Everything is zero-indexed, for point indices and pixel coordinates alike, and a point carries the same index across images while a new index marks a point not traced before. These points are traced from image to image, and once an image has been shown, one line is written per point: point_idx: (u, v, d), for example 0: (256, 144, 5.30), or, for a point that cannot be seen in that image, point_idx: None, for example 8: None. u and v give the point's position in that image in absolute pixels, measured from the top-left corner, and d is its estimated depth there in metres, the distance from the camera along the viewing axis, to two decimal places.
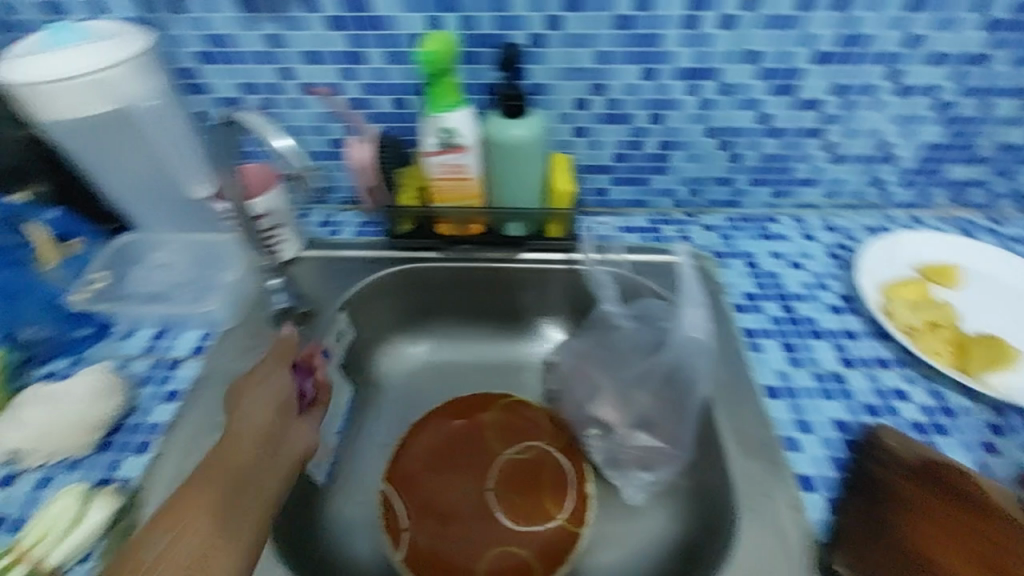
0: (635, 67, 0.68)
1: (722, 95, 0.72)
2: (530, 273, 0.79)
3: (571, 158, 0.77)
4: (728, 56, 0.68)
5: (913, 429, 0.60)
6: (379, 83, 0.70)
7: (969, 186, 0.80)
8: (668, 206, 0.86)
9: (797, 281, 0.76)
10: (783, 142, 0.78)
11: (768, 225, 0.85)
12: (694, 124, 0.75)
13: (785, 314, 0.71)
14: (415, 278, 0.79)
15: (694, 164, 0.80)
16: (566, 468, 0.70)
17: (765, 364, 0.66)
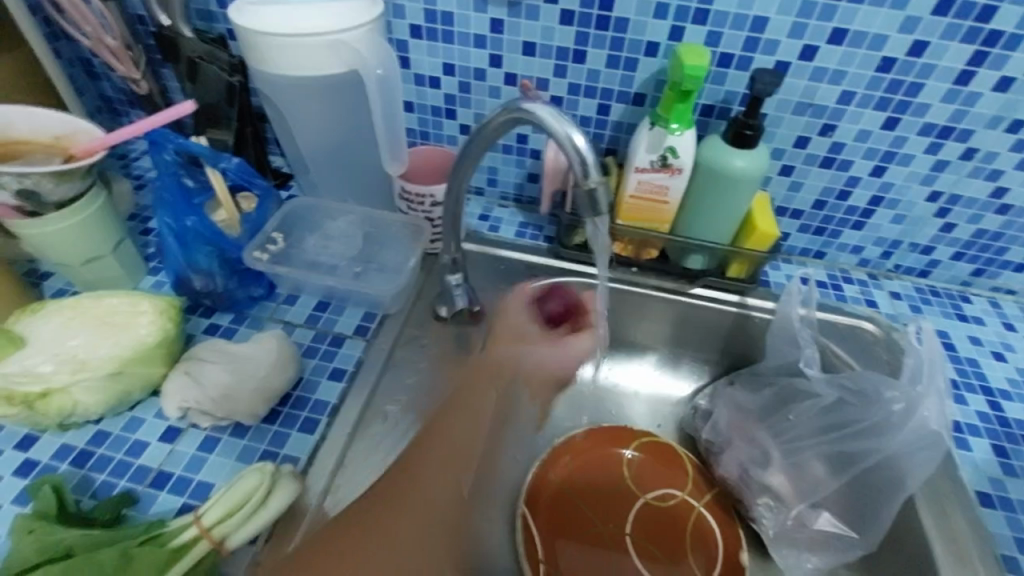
0: (871, 113, 0.64)
1: (959, 158, 0.66)
2: (697, 311, 0.73)
3: (767, 196, 0.71)
4: (984, 118, 0.62)
5: None
6: (593, 86, 0.68)
7: None
8: (850, 262, 0.78)
9: (1001, 375, 0.68)
10: (1008, 219, 0.69)
11: (962, 304, 0.75)
12: (914, 183, 0.69)
13: (991, 412, 0.63)
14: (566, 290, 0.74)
15: (897, 225, 0.73)
16: (714, 528, 0.64)
17: (974, 466, 0.58)
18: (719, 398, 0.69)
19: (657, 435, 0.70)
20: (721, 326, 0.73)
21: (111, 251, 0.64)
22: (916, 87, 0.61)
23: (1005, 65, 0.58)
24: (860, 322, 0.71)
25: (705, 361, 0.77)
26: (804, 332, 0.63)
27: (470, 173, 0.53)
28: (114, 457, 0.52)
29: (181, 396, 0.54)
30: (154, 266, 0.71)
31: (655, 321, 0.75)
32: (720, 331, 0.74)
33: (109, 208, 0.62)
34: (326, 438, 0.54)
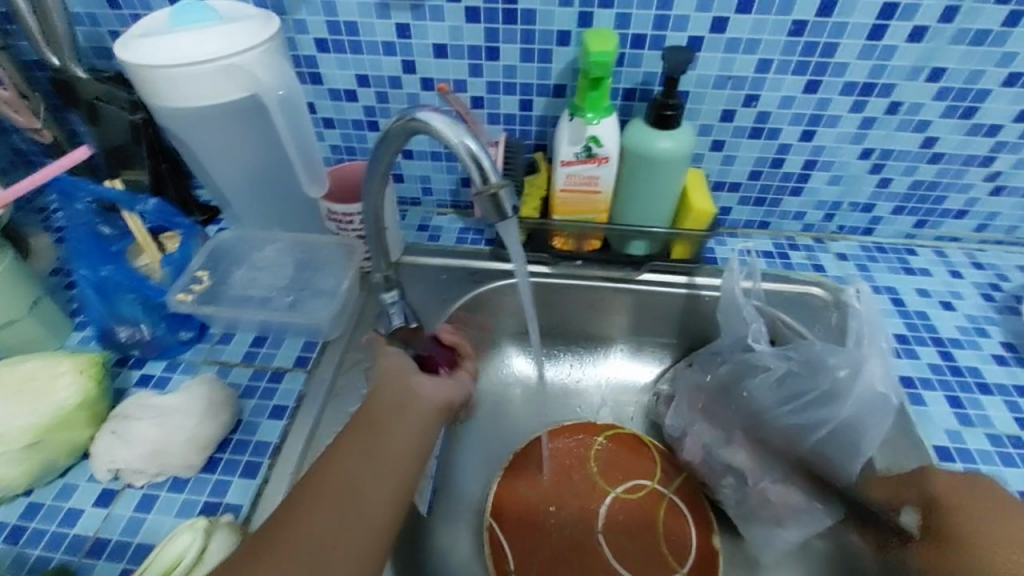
0: (792, 78, 0.63)
1: (884, 113, 0.65)
2: (646, 297, 0.72)
3: (701, 172, 0.70)
4: (903, 71, 0.62)
5: None
6: (511, 82, 0.66)
7: None
8: (794, 229, 0.77)
9: (951, 325, 0.67)
10: (942, 167, 0.69)
11: (908, 257, 0.75)
12: (844, 143, 0.68)
13: (943, 363, 0.63)
14: (510, 294, 0.72)
15: (835, 186, 0.72)
16: (685, 513, 0.63)
17: (929, 420, 0.58)
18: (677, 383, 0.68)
19: (622, 427, 0.71)
20: (674, 309, 0.72)
21: (29, 312, 0.61)
22: (831, 47, 0.61)
23: (916, 15, 0.58)
24: (808, 289, 0.70)
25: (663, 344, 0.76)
26: (748, 306, 0.62)
27: (385, 186, 0.51)
28: (47, 528, 0.50)
29: (109, 457, 0.51)
30: (80, 321, 0.68)
31: (609, 313, 0.74)
32: (674, 314, 0.73)
33: (17, 268, 0.59)
34: (268, 481, 0.52)
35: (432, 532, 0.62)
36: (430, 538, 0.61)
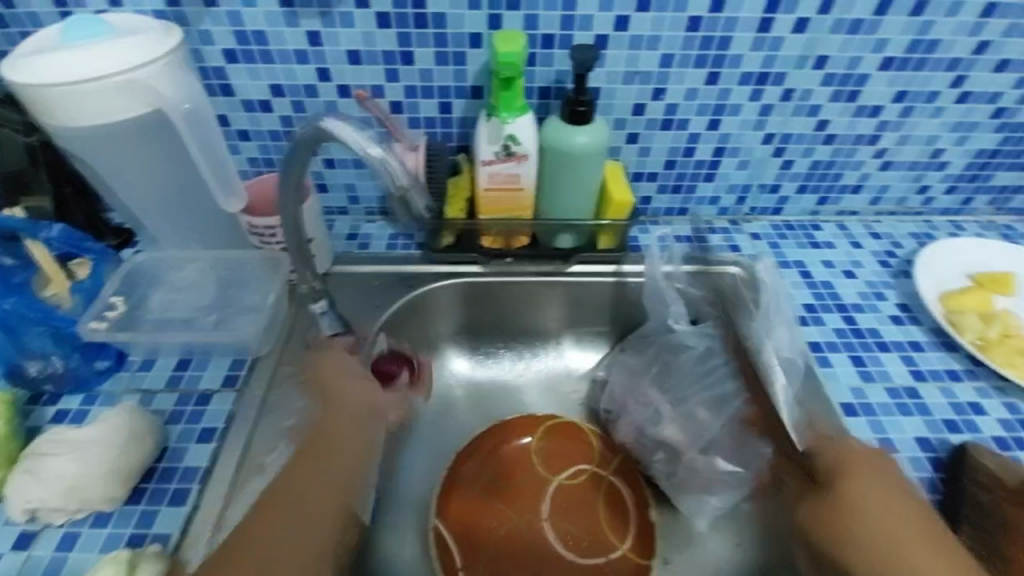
0: (694, 70, 0.67)
1: (779, 100, 0.70)
2: (578, 288, 0.74)
3: (621, 165, 0.73)
4: (792, 60, 0.67)
5: (999, 447, 0.57)
6: (428, 86, 0.67)
7: (1012, 191, 0.80)
8: (711, 213, 0.82)
9: (852, 291, 0.73)
10: (836, 147, 0.75)
11: (813, 232, 0.81)
12: (747, 129, 0.73)
13: (846, 326, 0.68)
14: (443, 295, 0.73)
15: (743, 171, 0.77)
16: (624, 494, 0.66)
17: (835, 379, 0.62)
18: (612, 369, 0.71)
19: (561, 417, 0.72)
20: (604, 298, 0.75)
21: None
22: (726, 40, 0.65)
23: (798, 7, 0.63)
24: (724, 268, 0.72)
25: (598, 332, 0.78)
26: (669, 289, 0.68)
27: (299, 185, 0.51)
28: None
29: (23, 499, 0.49)
30: None
31: (543, 307, 0.75)
32: (605, 302, 0.75)
33: None
34: (199, 506, 0.51)
35: (376, 540, 0.62)
36: (375, 545, 0.61)
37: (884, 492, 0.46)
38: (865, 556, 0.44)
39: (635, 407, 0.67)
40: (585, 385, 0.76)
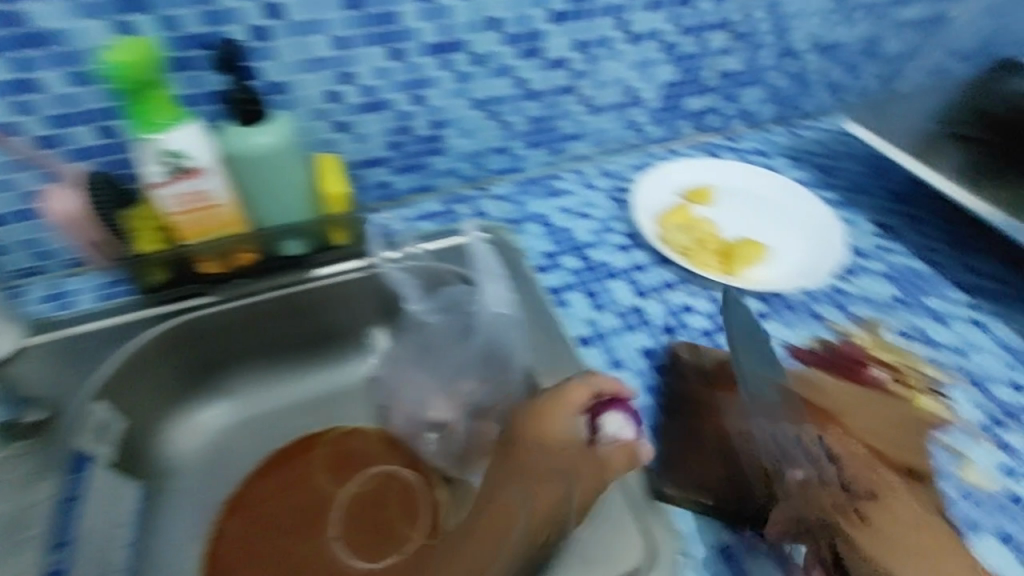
0: (371, 49, 0.66)
1: (470, 66, 0.71)
2: (324, 292, 0.70)
3: (337, 156, 0.70)
4: (463, 26, 0.68)
5: (704, 338, 0.65)
6: (72, 112, 0.58)
7: (707, 113, 0.89)
8: (455, 185, 0.82)
9: (585, 230, 0.78)
10: (543, 101, 0.78)
11: (552, 183, 0.85)
12: (452, 99, 0.73)
13: (581, 265, 0.73)
14: (173, 340, 0.66)
15: (467, 139, 0.78)
16: (411, 479, 0.66)
17: (573, 315, 0.67)
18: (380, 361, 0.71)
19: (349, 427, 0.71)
20: (356, 296, 0.71)
21: None
22: (389, 15, 0.64)
23: None
24: (464, 239, 0.72)
25: (365, 331, 0.74)
26: (401, 275, 0.70)
27: None
28: None
29: None
30: None
31: (296, 321, 0.71)
32: (360, 300, 0.71)
33: None
34: None
35: None
36: None
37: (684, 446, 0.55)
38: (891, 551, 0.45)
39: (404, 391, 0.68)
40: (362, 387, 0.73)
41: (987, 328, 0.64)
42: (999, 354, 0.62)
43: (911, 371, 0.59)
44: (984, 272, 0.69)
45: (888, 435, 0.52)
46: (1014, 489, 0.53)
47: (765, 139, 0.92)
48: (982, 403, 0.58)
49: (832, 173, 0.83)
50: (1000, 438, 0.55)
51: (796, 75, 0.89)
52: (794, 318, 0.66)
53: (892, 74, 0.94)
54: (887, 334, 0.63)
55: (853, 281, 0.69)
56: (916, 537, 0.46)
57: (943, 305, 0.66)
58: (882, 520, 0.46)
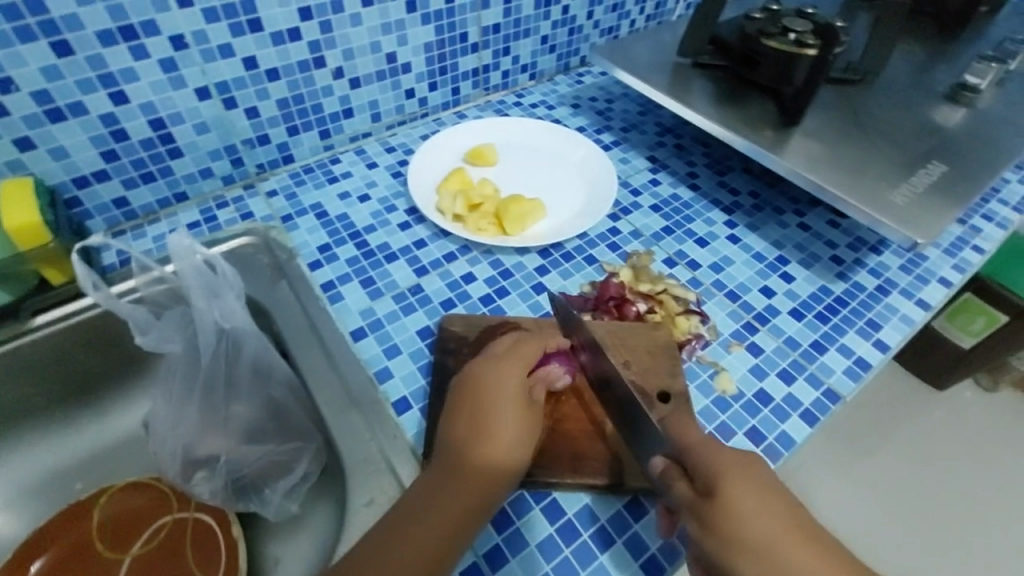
0: (26, 46, 0.54)
1: (175, 51, 0.62)
2: (62, 341, 0.61)
3: (32, 179, 0.59)
4: (145, 5, 0.58)
5: (483, 305, 0.63)
6: None
7: (484, 71, 0.89)
8: (217, 187, 0.75)
9: (365, 214, 0.73)
10: (286, 81, 0.71)
11: (330, 167, 0.80)
12: (168, 92, 0.64)
13: (359, 252, 0.69)
14: None
15: (208, 134, 0.70)
16: (210, 522, 0.58)
17: (347, 311, 0.63)
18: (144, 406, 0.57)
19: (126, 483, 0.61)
20: (110, 337, 0.64)
21: None
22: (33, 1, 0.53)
23: None
24: (236, 242, 0.69)
25: (137, 367, 0.68)
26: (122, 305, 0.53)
27: None
28: None
29: None
30: None
31: (40, 381, 0.62)
32: (117, 339, 0.64)
33: None
34: None
35: None
36: None
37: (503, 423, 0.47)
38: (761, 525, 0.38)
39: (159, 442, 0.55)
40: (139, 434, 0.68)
41: (738, 239, 0.72)
42: (749, 263, 0.69)
43: (669, 295, 0.64)
44: (732, 188, 0.79)
45: (641, 364, 0.55)
46: (758, 386, 0.57)
47: (549, 89, 0.96)
48: (734, 311, 0.64)
49: (607, 115, 0.90)
50: (749, 342, 0.61)
51: (565, 20, 0.92)
52: (571, 266, 0.67)
53: (653, 10, 1.03)
54: (655, 264, 0.68)
55: (627, 218, 0.74)
56: (773, 518, 0.38)
57: (701, 228, 0.73)
58: (748, 512, 0.38)
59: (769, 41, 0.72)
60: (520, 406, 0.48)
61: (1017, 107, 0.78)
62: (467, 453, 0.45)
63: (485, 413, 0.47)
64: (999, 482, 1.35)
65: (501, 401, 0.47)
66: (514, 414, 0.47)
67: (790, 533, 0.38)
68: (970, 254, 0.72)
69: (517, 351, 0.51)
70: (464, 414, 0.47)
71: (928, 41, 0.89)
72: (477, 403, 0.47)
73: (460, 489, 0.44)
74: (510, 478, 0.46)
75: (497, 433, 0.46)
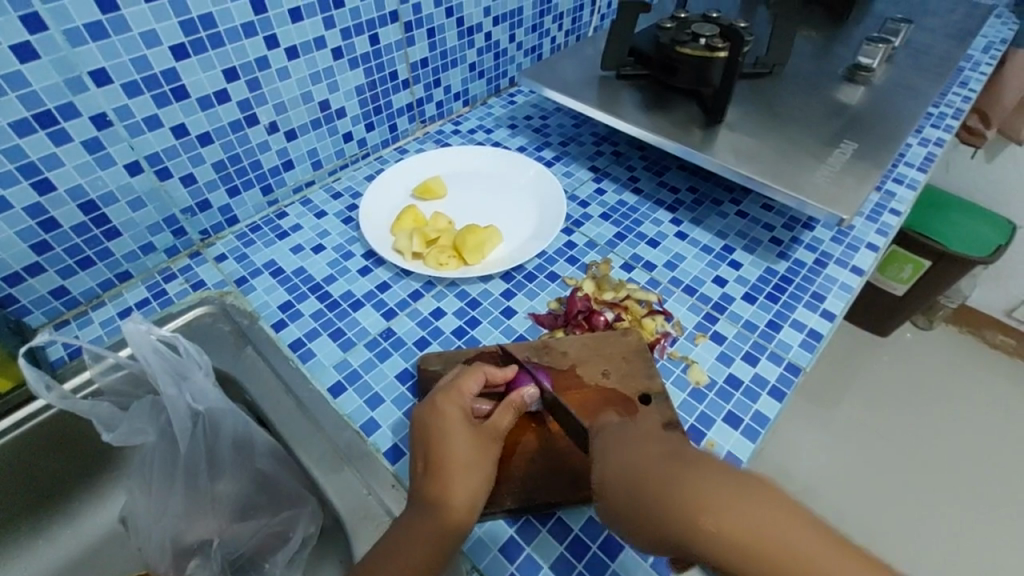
0: None
1: (99, 130, 0.60)
2: (18, 449, 0.57)
3: None
4: (61, 88, 0.55)
5: (457, 338, 0.64)
6: None
7: (418, 104, 0.90)
8: (161, 260, 0.72)
9: (323, 264, 0.73)
10: (221, 143, 0.70)
11: (278, 222, 0.79)
12: (96, 172, 0.62)
13: (323, 305, 0.68)
14: None
15: (146, 208, 0.68)
16: None
17: (322, 367, 0.62)
18: (126, 499, 0.55)
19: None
20: (71, 434, 0.61)
21: None
22: None
23: None
24: (192, 314, 0.67)
25: (104, 461, 0.64)
26: (78, 404, 0.50)
27: None
28: None
29: None
30: None
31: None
32: (79, 436, 0.61)
33: None
34: None
35: None
36: None
37: (471, 449, 0.48)
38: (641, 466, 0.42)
39: (143, 538, 0.53)
40: (116, 531, 0.65)
41: (686, 235, 0.76)
42: (699, 257, 0.73)
43: (632, 299, 0.67)
44: (671, 186, 0.83)
45: (619, 372, 0.57)
46: (727, 372, 0.61)
47: (484, 113, 0.98)
48: (693, 305, 0.67)
49: (544, 132, 0.93)
50: (712, 331, 0.65)
51: (490, 46, 0.94)
52: (535, 286, 0.69)
53: (571, 25, 1.07)
54: (614, 271, 0.71)
55: (580, 230, 0.77)
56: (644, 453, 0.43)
57: (650, 229, 0.77)
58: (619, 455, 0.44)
59: (682, 48, 0.76)
60: (468, 437, 0.48)
61: (906, 79, 0.86)
62: (423, 500, 0.45)
63: (435, 456, 0.47)
64: (953, 413, 1.46)
65: (448, 441, 0.47)
66: (464, 446, 0.47)
67: (668, 462, 0.41)
68: (889, 218, 0.79)
69: (459, 387, 0.51)
70: (418, 462, 0.48)
71: (822, 27, 0.97)
72: (426, 449, 0.48)
73: (428, 532, 0.44)
74: (470, 513, 0.46)
75: (450, 470, 0.46)
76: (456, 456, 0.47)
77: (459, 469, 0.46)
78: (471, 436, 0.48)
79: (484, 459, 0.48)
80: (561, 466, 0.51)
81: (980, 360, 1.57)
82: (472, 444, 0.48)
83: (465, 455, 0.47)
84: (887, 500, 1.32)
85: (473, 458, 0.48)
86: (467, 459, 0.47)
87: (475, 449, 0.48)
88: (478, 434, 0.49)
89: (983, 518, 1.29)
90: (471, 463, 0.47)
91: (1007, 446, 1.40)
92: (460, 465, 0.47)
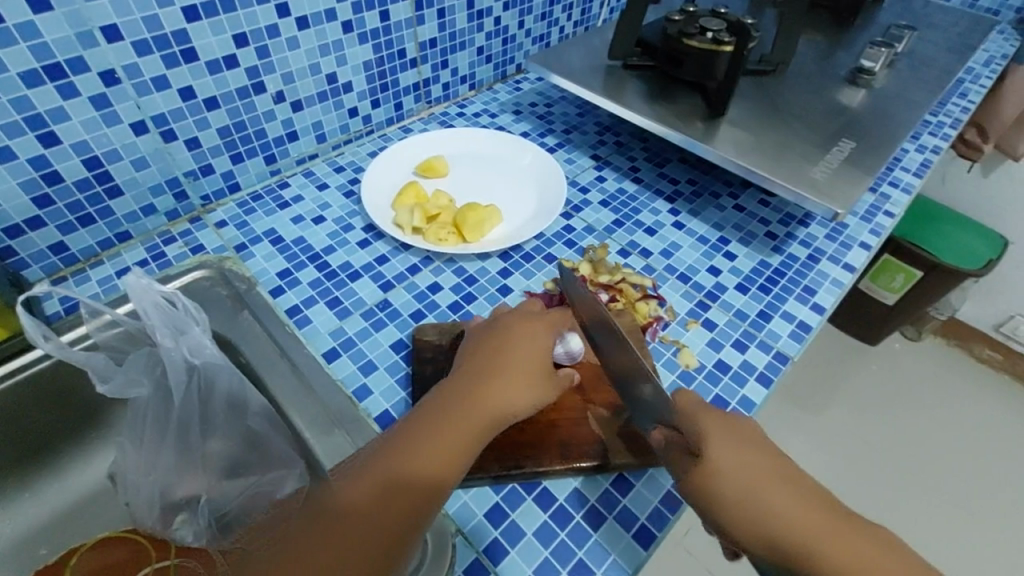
0: None
1: (107, 87, 0.60)
2: (10, 398, 0.58)
3: None
4: (71, 41, 0.56)
5: (453, 312, 0.65)
6: None
7: (425, 84, 0.91)
8: (161, 223, 0.73)
9: (323, 235, 0.73)
10: (226, 109, 0.70)
11: (279, 192, 0.79)
12: (102, 129, 0.62)
13: (321, 274, 0.68)
14: None
15: (149, 169, 0.68)
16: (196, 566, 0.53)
17: (317, 334, 0.62)
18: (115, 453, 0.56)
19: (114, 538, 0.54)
20: (62, 387, 0.61)
21: None
22: None
23: None
24: (190, 276, 0.67)
25: (96, 417, 0.65)
26: (77, 356, 0.50)
27: None
28: None
29: None
30: None
31: None
32: (71, 389, 0.62)
33: None
34: None
35: None
36: None
37: (514, 375, 0.48)
38: (738, 471, 0.41)
39: (132, 492, 0.54)
40: (103, 489, 0.65)
41: (683, 225, 0.77)
42: (695, 247, 0.74)
43: (627, 284, 0.68)
44: (671, 177, 0.84)
45: None
46: (716, 358, 0.62)
47: (489, 98, 0.99)
48: (687, 292, 0.68)
49: (548, 119, 0.94)
50: (703, 318, 0.66)
51: (498, 31, 0.95)
52: (533, 266, 0.70)
53: (580, 15, 1.07)
54: (610, 256, 0.72)
55: (579, 215, 0.77)
56: (742, 457, 0.42)
57: (648, 217, 0.78)
58: (728, 453, 0.42)
59: (689, 41, 0.77)
60: (514, 364, 0.49)
61: (905, 84, 0.88)
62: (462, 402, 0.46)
63: (489, 372, 0.48)
64: (936, 422, 1.48)
65: (508, 363, 0.49)
66: (506, 370, 0.48)
67: (765, 479, 0.41)
68: (883, 219, 0.80)
69: (505, 335, 0.52)
70: (470, 370, 0.49)
71: (827, 31, 0.99)
72: (481, 366, 0.49)
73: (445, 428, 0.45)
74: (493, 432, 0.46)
75: (486, 386, 0.47)
76: (498, 376, 0.48)
77: (496, 389, 0.47)
78: (519, 364, 0.49)
79: (523, 389, 0.48)
80: (546, 437, 0.52)
81: (965, 373, 1.60)
82: (516, 371, 0.49)
83: (506, 379, 0.48)
84: (868, 505, 1.34)
85: (513, 382, 0.48)
86: (508, 382, 0.48)
87: (519, 376, 0.49)
88: (526, 365, 0.49)
89: (959, 527, 1.31)
90: (509, 386, 0.48)
91: (987, 457, 1.42)
92: (500, 384, 0.48)
